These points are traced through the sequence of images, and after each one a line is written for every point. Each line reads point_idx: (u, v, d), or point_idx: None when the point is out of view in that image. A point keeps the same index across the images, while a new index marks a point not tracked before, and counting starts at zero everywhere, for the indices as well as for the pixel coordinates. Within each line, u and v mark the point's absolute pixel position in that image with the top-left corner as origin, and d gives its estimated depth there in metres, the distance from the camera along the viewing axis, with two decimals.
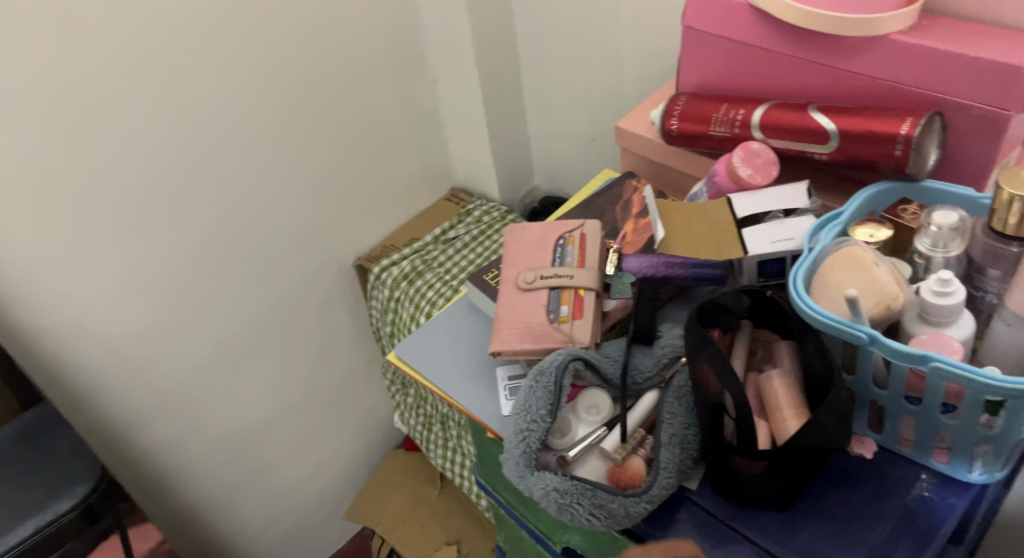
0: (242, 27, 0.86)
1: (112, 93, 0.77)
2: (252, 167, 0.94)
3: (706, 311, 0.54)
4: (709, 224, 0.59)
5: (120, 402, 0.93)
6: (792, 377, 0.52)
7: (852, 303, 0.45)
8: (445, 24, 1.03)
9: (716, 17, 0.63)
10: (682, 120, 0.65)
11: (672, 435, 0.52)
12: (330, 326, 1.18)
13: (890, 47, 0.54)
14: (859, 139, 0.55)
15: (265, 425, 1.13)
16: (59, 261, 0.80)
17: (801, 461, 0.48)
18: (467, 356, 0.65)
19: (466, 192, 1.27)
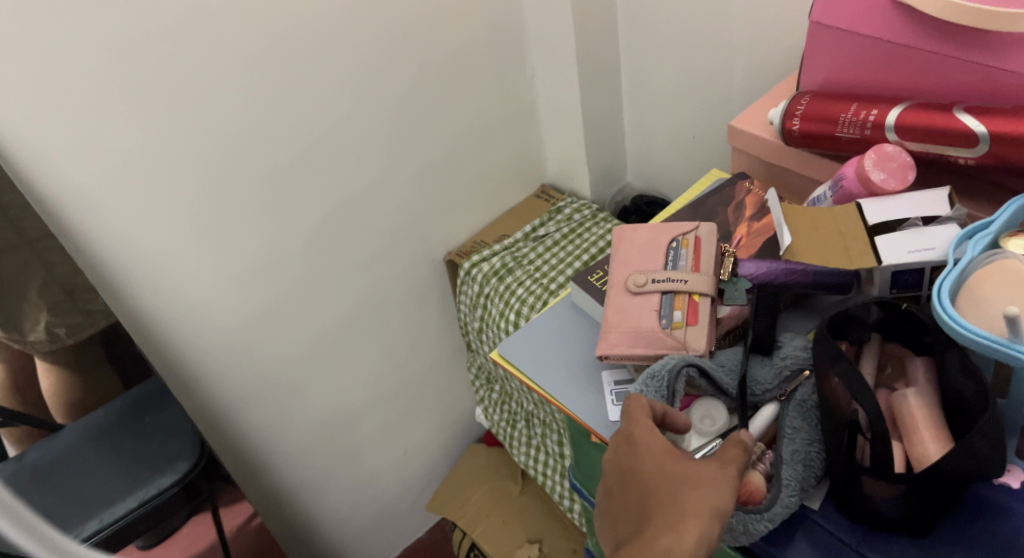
0: (355, 24, 0.88)
1: (233, 87, 0.80)
2: (356, 161, 0.96)
3: (835, 321, 0.51)
4: (838, 230, 0.56)
5: (225, 385, 0.96)
6: (931, 397, 0.48)
7: (1012, 321, 0.42)
8: (547, 21, 1.03)
9: (848, 12, 0.59)
10: (805, 120, 0.62)
11: (795, 451, 0.50)
12: (420, 318, 1.19)
13: None
14: (1013, 143, 0.51)
15: (355, 413, 1.16)
16: (178, 248, 0.84)
17: (943, 489, 0.44)
18: (572, 357, 0.64)
19: (557, 189, 1.27)
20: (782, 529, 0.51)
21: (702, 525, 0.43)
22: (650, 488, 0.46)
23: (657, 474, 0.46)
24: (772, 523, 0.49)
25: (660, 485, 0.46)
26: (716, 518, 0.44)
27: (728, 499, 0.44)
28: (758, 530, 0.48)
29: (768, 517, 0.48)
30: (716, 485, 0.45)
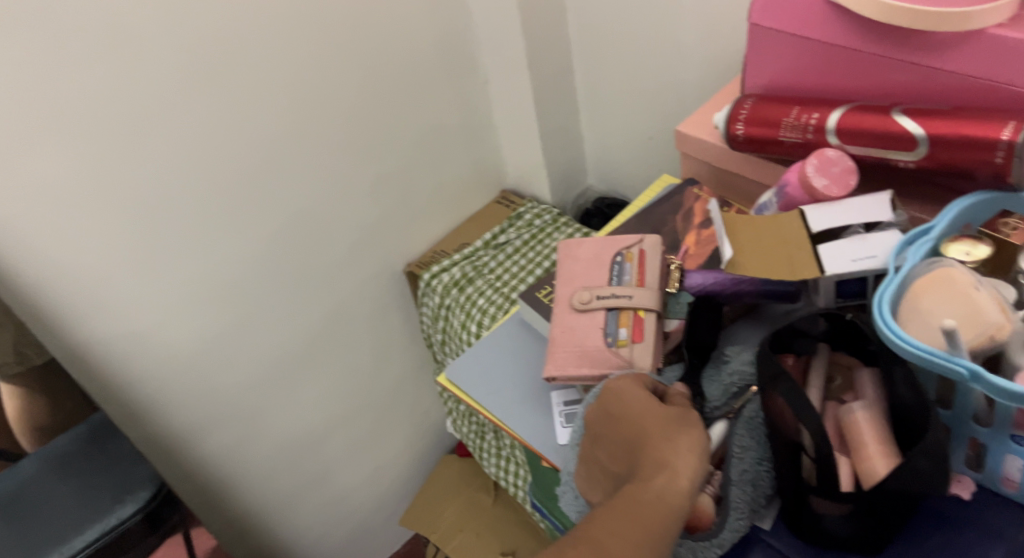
0: (294, 37, 0.85)
1: (165, 107, 0.77)
2: (305, 178, 0.94)
3: (778, 336, 0.49)
4: (781, 239, 0.54)
5: (178, 415, 0.93)
6: (878, 411, 0.47)
7: (950, 334, 0.41)
8: (496, 25, 1.01)
9: (787, 13, 0.58)
10: (748, 124, 0.61)
11: (744, 471, 0.48)
12: (383, 333, 1.17)
13: (988, 42, 0.49)
14: (952, 145, 0.50)
15: (319, 432, 1.13)
16: (116, 277, 0.81)
17: (890, 506, 0.44)
18: (520, 378, 0.62)
19: (517, 195, 1.25)
20: (734, 552, 0.50)
21: (695, 461, 0.45)
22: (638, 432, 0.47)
23: (644, 417, 0.48)
24: (721, 548, 0.48)
25: (650, 428, 0.47)
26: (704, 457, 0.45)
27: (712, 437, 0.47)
28: (707, 556, 0.48)
29: (717, 543, 0.48)
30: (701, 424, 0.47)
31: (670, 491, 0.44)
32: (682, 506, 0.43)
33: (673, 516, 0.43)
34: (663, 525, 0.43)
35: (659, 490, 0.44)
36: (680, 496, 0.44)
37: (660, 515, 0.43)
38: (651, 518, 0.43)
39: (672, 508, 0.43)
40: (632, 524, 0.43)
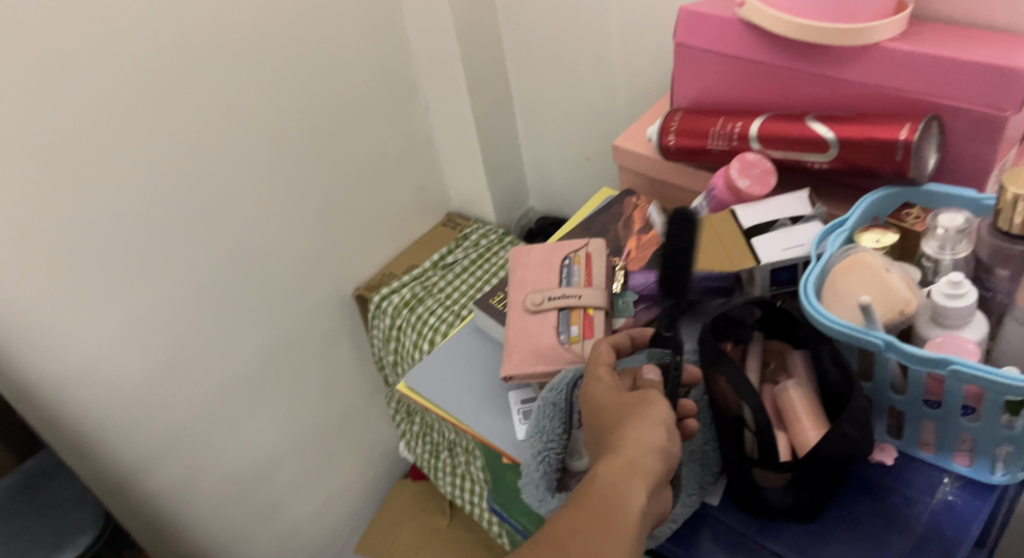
0: (236, 65, 0.86)
1: (106, 135, 0.77)
2: (251, 204, 0.94)
3: (717, 325, 0.53)
4: (718, 236, 0.58)
5: (125, 450, 0.91)
6: (809, 388, 0.51)
7: (865, 310, 0.46)
8: (435, 52, 1.04)
9: (708, 33, 0.64)
10: (679, 135, 0.66)
11: (692, 451, 0.52)
12: (334, 358, 1.17)
13: (883, 55, 0.55)
14: (859, 146, 0.55)
15: (271, 461, 1.11)
16: (58, 309, 0.79)
17: (824, 472, 0.47)
18: (478, 381, 0.64)
19: (462, 217, 1.28)
20: (689, 529, 0.53)
21: (646, 443, 0.45)
22: (603, 422, 0.48)
23: (608, 404, 0.49)
24: (674, 523, 0.51)
25: (612, 415, 0.48)
26: (656, 437, 0.45)
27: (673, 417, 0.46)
28: (661, 531, 0.51)
29: (670, 518, 0.51)
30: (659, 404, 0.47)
31: (617, 476, 0.44)
32: (632, 482, 0.44)
33: (622, 500, 0.43)
34: (612, 510, 0.43)
35: (605, 478, 0.44)
36: (626, 472, 0.44)
37: (607, 499, 0.43)
38: (598, 504, 0.43)
39: (619, 492, 0.43)
40: (579, 511, 0.43)
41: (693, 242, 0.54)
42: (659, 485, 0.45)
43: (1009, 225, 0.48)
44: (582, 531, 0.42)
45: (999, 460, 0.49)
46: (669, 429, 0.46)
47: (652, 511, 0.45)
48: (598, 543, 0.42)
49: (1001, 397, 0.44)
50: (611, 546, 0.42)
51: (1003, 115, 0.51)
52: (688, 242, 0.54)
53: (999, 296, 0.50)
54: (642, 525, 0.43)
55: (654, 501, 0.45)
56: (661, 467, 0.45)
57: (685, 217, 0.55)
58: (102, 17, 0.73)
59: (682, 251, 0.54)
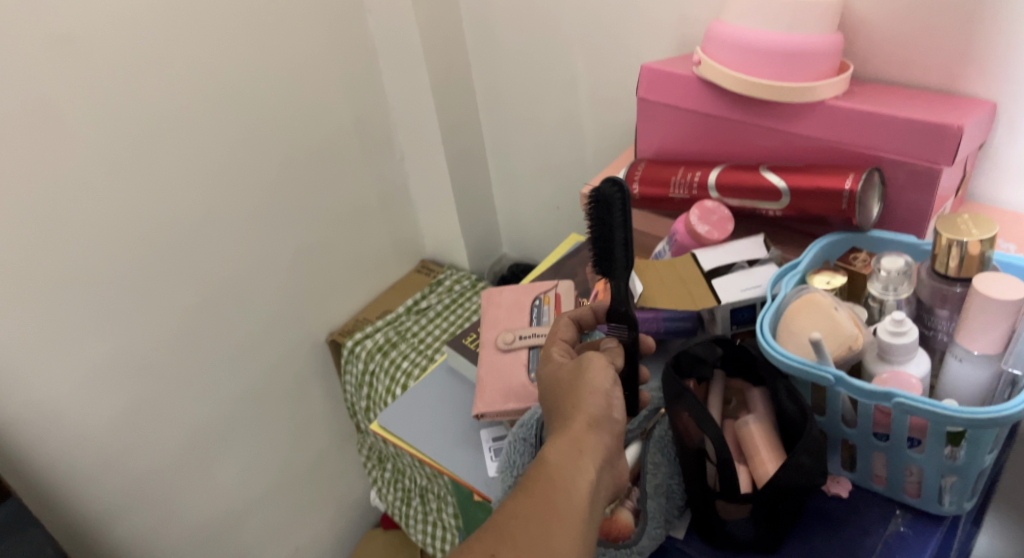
0: (218, 115, 0.89)
1: (88, 182, 0.78)
2: (229, 249, 0.95)
3: (680, 362, 0.56)
4: (681, 277, 0.61)
5: (90, 498, 0.89)
6: (767, 422, 0.53)
7: (816, 346, 0.48)
8: (412, 104, 1.08)
9: (668, 90, 0.68)
10: (643, 183, 0.70)
11: (658, 485, 0.54)
12: (306, 403, 1.17)
13: (827, 111, 0.59)
14: (808, 195, 0.59)
15: (241, 510, 1.09)
16: (32, 353, 0.79)
17: (783, 503, 0.49)
18: (450, 419, 0.66)
19: (437, 263, 1.30)
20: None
21: (588, 417, 0.46)
22: (553, 402, 0.50)
23: (555, 385, 0.50)
24: (640, 555, 0.53)
25: (559, 394, 0.50)
26: (597, 410, 0.47)
27: (611, 386, 0.48)
28: None
29: (636, 551, 0.53)
30: (597, 374, 0.48)
31: (563, 454, 0.45)
32: (578, 456, 0.45)
33: (570, 479, 0.44)
34: (562, 489, 0.43)
35: (552, 459, 0.45)
36: (569, 446, 0.45)
37: (556, 478, 0.44)
38: (547, 486, 0.43)
39: (567, 471, 0.44)
40: (530, 496, 0.43)
41: (624, 219, 0.50)
42: (608, 459, 0.46)
43: (945, 268, 0.52)
44: (535, 514, 0.42)
45: (945, 491, 0.51)
46: (609, 397, 0.47)
47: (604, 486, 0.45)
48: (553, 523, 0.42)
49: (943, 428, 0.46)
50: (565, 524, 0.42)
51: (937, 167, 0.56)
52: (620, 219, 0.50)
53: (940, 334, 0.54)
54: (593, 500, 0.44)
55: (604, 475, 0.46)
56: (606, 440, 0.46)
57: (615, 191, 0.50)
58: (88, 69, 0.75)
59: (614, 229, 0.51)
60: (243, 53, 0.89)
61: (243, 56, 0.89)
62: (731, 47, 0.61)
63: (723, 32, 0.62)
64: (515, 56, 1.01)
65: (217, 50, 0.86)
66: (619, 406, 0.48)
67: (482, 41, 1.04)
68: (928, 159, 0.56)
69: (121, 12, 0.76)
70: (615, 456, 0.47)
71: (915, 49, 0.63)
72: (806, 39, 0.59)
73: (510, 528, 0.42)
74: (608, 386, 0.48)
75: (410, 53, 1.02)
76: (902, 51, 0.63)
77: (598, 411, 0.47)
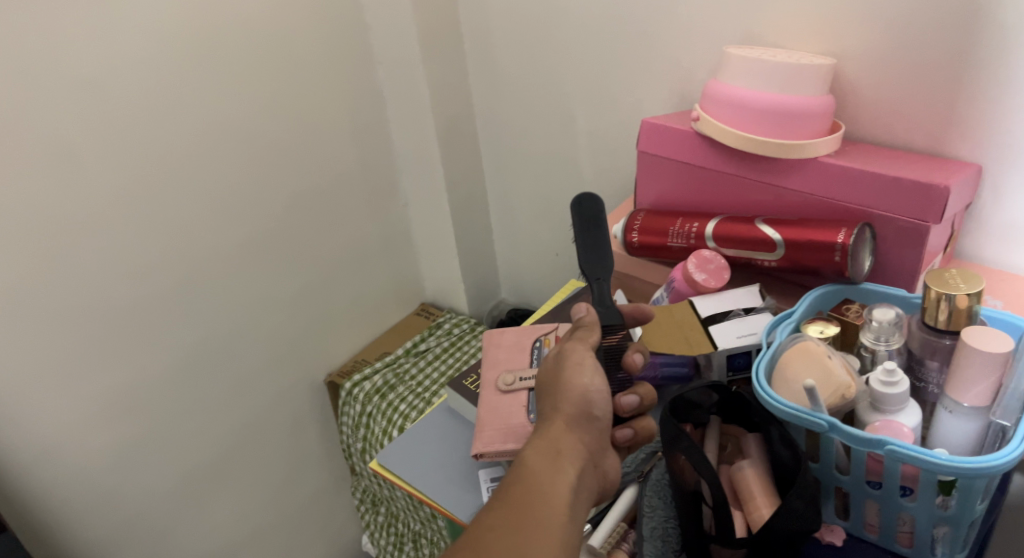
0: (229, 158, 0.91)
1: (101, 218, 0.80)
2: (232, 287, 0.97)
3: (676, 407, 0.57)
4: (677, 322, 0.63)
5: (79, 534, 0.88)
6: (762, 468, 0.54)
7: (810, 393, 0.50)
8: (418, 152, 1.12)
9: (668, 144, 0.71)
10: (642, 233, 0.72)
11: (653, 528, 0.55)
12: (301, 444, 1.16)
13: (820, 168, 0.62)
14: (802, 247, 0.62)
15: (231, 552, 1.08)
16: (34, 386, 0.79)
17: (778, 548, 0.50)
18: (449, 459, 0.67)
19: (436, 306, 1.32)
20: None
21: (567, 416, 0.50)
22: (539, 399, 0.54)
23: (542, 383, 0.54)
24: None
25: (543, 393, 0.54)
26: (575, 409, 0.51)
27: (591, 380, 0.52)
28: None
29: None
30: (574, 369, 0.52)
31: (543, 456, 0.48)
32: (556, 453, 0.48)
33: (550, 482, 0.47)
34: (543, 492, 0.46)
35: (533, 463, 0.48)
36: (549, 445, 0.49)
37: (535, 483, 0.47)
38: (527, 492, 0.46)
39: (546, 468, 0.47)
40: (508, 505, 0.45)
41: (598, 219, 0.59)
42: (587, 456, 0.50)
43: (935, 320, 0.53)
44: (516, 519, 0.44)
45: (938, 542, 0.51)
46: (588, 392, 0.51)
47: (585, 484, 0.49)
48: (535, 527, 0.44)
49: (935, 477, 0.47)
50: (547, 528, 0.44)
51: (926, 224, 0.58)
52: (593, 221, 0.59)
53: (931, 386, 0.55)
54: (575, 500, 0.47)
55: (585, 473, 0.49)
56: (585, 439, 0.50)
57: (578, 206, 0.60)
58: (110, 110, 0.78)
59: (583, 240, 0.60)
60: (256, 99, 0.92)
61: (256, 103, 0.93)
62: (729, 104, 0.64)
63: (720, 91, 0.65)
64: (519, 109, 1.04)
65: (231, 96, 0.89)
66: (599, 400, 0.51)
67: (487, 94, 1.08)
68: (917, 216, 0.58)
69: (144, 57, 0.80)
70: (595, 454, 0.51)
71: (903, 112, 0.66)
72: (801, 99, 0.62)
73: (486, 540, 0.43)
74: (587, 381, 0.51)
75: (418, 103, 1.06)
76: (890, 114, 0.67)
77: (577, 409, 0.51)
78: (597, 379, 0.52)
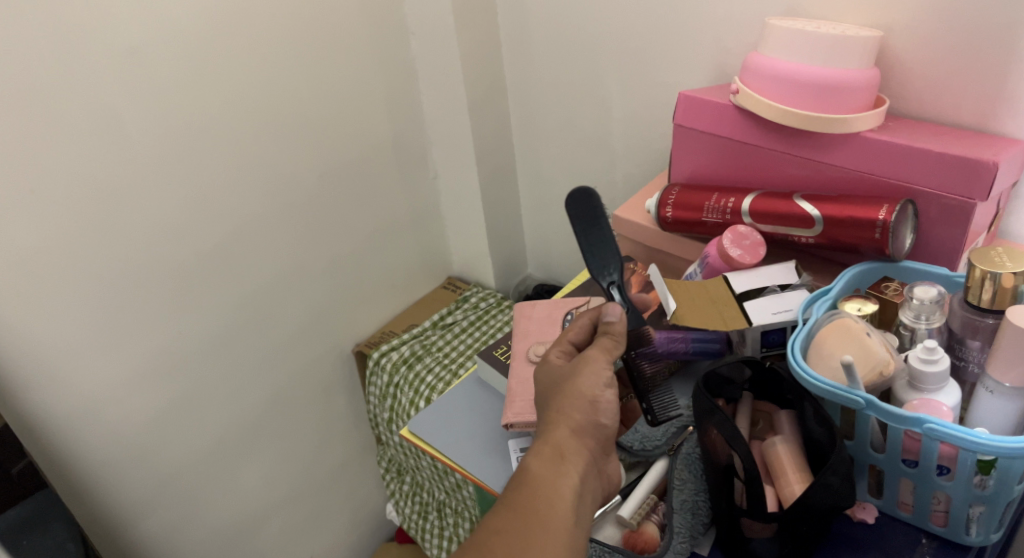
0: (264, 128, 0.92)
1: (141, 183, 0.81)
2: (266, 256, 0.98)
3: (708, 382, 0.57)
4: (712, 298, 0.63)
5: (119, 492, 0.90)
6: (795, 444, 0.54)
7: (849, 369, 0.49)
8: (448, 123, 1.11)
9: (705, 118, 0.70)
10: (676, 208, 0.71)
11: (684, 501, 0.56)
12: (329, 413, 1.18)
13: (863, 143, 0.61)
14: (841, 223, 0.61)
15: (262, 514, 1.10)
16: (77, 347, 0.81)
17: (809, 524, 0.50)
18: (479, 428, 0.69)
19: (463, 280, 1.32)
20: None
21: (572, 425, 0.50)
22: (543, 404, 0.53)
23: (547, 390, 0.53)
24: None
25: (549, 396, 0.52)
26: (584, 418, 0.50)
27: (600, 390, 0.51)
28: None
29: None
30: (586, 382, 0.51)
31: (546, 461, 0.48)
32: (561, 461, 0.48)
33: (554, 485, 0.47)
34: (548, 497, 0.46)
35: (537, 467, 0.48)
36: (552, 452, 0.48)
37: (538, 488, 0.46)
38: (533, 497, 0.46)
39: (550, 473, 0.47)
40: (515, 509, 0.45)
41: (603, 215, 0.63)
42: (591, 462, 0.50)
43: (978, 300, 0.53)
44: (523, 525, 0.44)
45: (973, 522, 0.51)
46: (598, 400, 0.50)
47: (590, 488, 0.49)
48: (538, 532, 0.44)
49: (974, 456, 0.47)
50: (551, 531, 0.44)
51: (971, 202, 0.57)
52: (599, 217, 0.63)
53: (971, 365, 0.55)
54: (579, 505, 0.47)
55: (589, 477, 0.49)
56: (591, 445, 0.50)
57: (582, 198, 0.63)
58: (148, 75, 0.79)
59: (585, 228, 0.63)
60: (293, 69, 0.93)
61: (291, 73, 0.93)
62: (770, 76, 0.63)
63: (762, 63, 0.63)
64: (552, 82, 1.03)
65: (267, 64, 0.90)
66: (606, 409, 0.50)
67: (519, 66, 1.06)
68: (962, 193, 0.57)
69: (183, 25, 0.80)
70: (599, 460, 0.51)
71: (950, 86, 0.64)
72: (845, 71, 0.60)
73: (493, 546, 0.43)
74: (601, 390, 0.51)
75: (451, 73, 1.05)
76: (935, 88, 0.65)
77: (583, 418, 0.50)
78: (608, 390, 0.51)
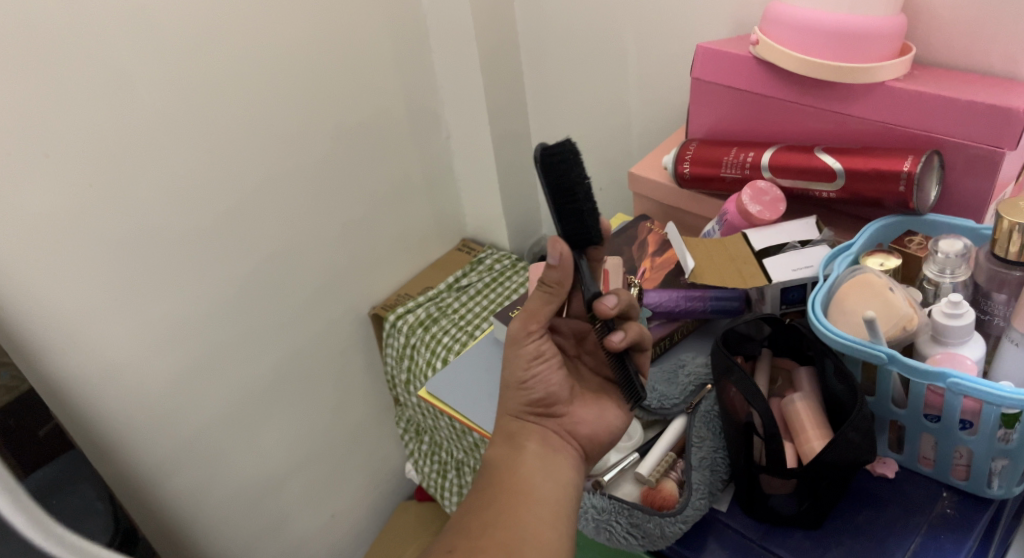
0: (273, 89, 0.90)
1: (152, 147, 0.80)
2: (277, 221, 0.97)
3: (726, 340, 0.56)
4: (730, 256, 0.63)
5: (143, 453, 0.92)
6: (815, 401, 0.54)
7: (870, 324, 0.49)
8: (459, 81, 1.09)
9: (723, 71, 0.68)
10: (693, 164, 0.70)
11: (702, 458, 0.57)
12: (346, 375, 1.19)
13: (887, 93, 0.59)
14: (864, 176, 0.59)
15: (282, 474, 1.12)
16: (95, 313, 0.81)
17: (826, 481, 0.50)
18: (495, 387, 0.70)
19: (477, 242, 1.31)
20: (697, 532, 0.56)
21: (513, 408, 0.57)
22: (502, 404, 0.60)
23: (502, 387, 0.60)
24: (685, 524, 0.54)
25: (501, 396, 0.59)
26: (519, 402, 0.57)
27: (524, 369, 0.56)
28: (673, 532, 0.54)
29: (681, 519, 0.54)
30: (511, 372, 0.56)
31: (504, 449, 0.55)
32: (512, 446, 0.55)
33: (515, 463, 0.53)
34: (510, 470, 0.53)
35: (495, 453, 0.55)
36: (502, 442, 0.55)
37: (499, 471, 0.53)
38: (498, 473, 0.53)
39: (507, 456, 0.54)
40: (480, 494, 0.52)
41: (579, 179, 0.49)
42: (545, 429, 0.56)
43: (1005, 252, 0.51)
44: (490, 498, 0.51)
45: (995, 475, 0.51)
46: (526, 381, 0.56)
47: (552, 448, 0.55)
48: (509, 500, 0.50)
49: (998, 409, 0.46)
50: (518, 496, 0.51)
51: (1000, 151, 0.55)
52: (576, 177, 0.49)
53: (996, 319, 0.54)
54: (543, 465, 0.53)
55: (549, 442, 0.56)
56: (535, 419, 0.57)
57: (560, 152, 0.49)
58: (155, 39, 0.77)
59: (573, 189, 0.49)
60: (300, 29, 0.91)
61: (298, 34, 0.91)
62: (793, 25, 0.61)
63: (784, 10, 0.61)
64: (566, 34, 1.00)
65: (274, 24, 0.88)
66: (535, 384, 0.56)
67: (533, 22, 1.04)
68: (991, 142, 0.55)
69: None
70: (555, 423, 0.57)
71: (982, 31, 0.62)
72: (871, 18, 0.58)
73: (470, 522, 0.50)
74: (525, 372, 0.56)
75: (461, 27, 1.02)
76: (965, 34, 0.63)
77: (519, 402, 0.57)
78: (532, 366, 0.56)
